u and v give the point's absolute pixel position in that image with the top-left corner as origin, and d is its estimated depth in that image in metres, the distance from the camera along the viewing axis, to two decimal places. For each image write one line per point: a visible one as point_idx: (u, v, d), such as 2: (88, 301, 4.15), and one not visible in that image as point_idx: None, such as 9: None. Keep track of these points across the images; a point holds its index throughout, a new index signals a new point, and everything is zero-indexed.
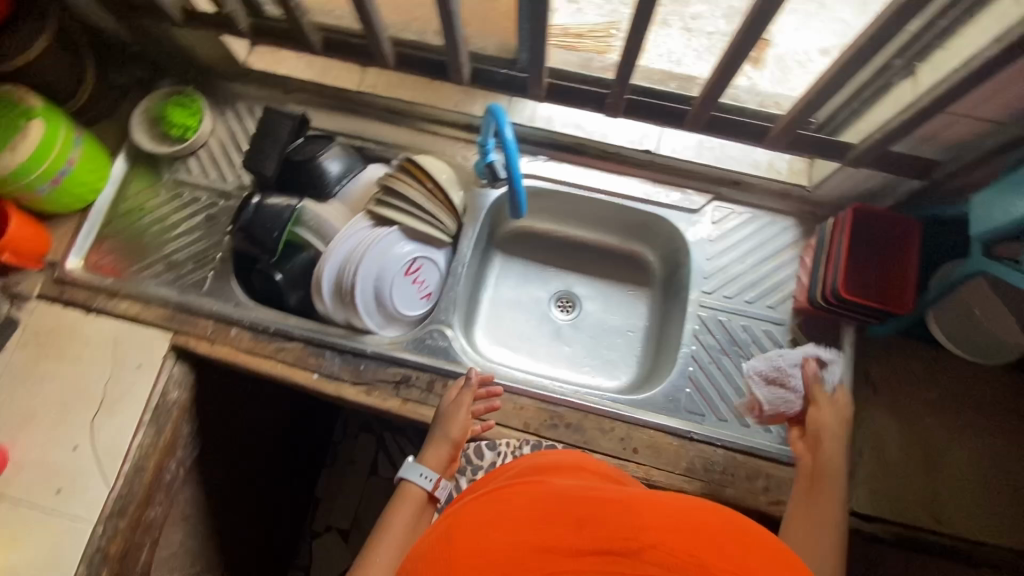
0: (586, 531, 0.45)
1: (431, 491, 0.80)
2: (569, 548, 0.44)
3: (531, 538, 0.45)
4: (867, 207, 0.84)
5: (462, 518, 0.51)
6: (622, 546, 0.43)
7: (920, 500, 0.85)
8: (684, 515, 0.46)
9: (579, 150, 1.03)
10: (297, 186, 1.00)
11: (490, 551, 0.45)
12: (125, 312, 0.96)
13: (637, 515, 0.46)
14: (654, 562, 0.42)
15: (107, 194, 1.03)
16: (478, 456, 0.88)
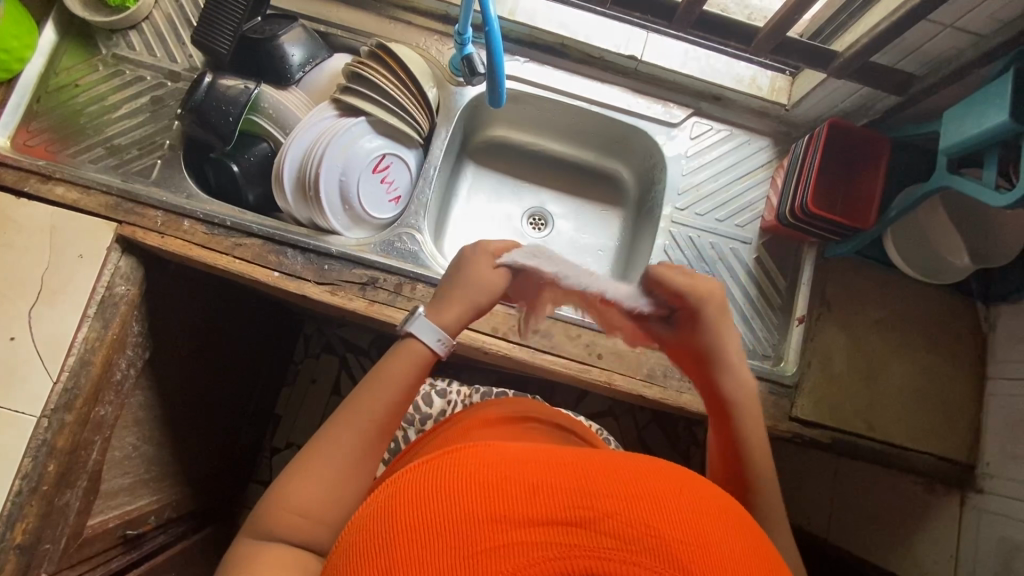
0: (536, 496, 0.39)
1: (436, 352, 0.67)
2: (518, 519, 0.38)
3: (475, 507, 0.39)
4: (843, 122, 0.84)
5: (394, 489, 0.44)
6: (577, 515, 0.38)
7: (857, 409, 0.92)
8: (645, 481, 0.42)
9: (560, 53, 0.99)
10: (256, 67, 0.92)
11: (432, 521, 0.39)
12: (61, 197, 0.88)
13: (590, 477, 0.41)
14: (610, 534, 0.37)
15: (36, 67, 0.92)
16: (428, 404, 0.97)
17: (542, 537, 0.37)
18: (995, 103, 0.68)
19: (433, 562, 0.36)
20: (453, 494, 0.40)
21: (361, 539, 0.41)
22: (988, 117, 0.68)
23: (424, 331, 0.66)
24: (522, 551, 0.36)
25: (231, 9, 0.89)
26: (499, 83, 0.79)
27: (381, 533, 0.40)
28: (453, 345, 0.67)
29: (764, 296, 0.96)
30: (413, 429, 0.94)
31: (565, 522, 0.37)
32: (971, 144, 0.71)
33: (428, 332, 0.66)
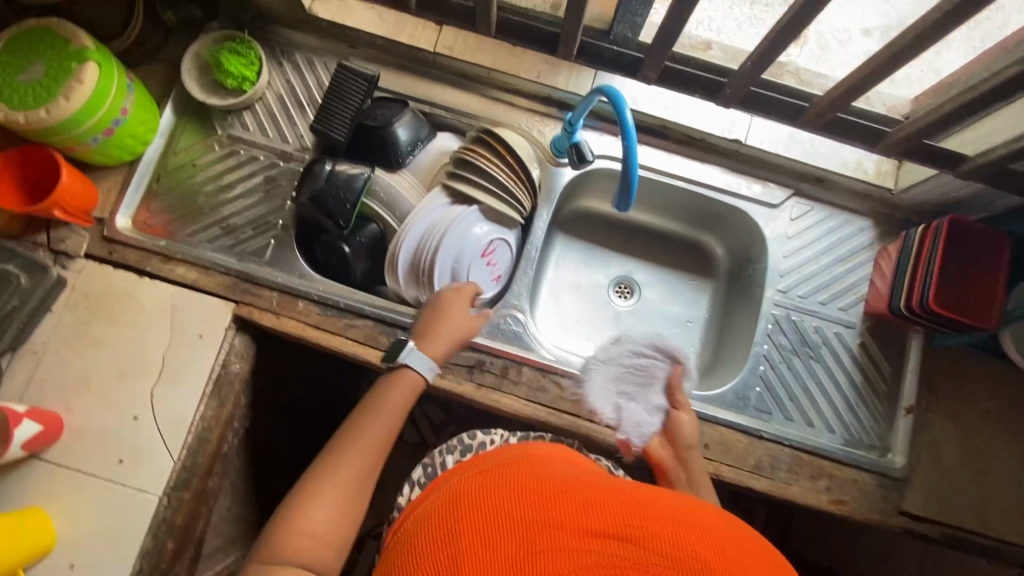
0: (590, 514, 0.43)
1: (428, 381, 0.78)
2: (574, 528, 0.41)
3: (535, 516, 0.43)
4: (963, 219, 0.84)
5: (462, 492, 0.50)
6: (627, 532, 0.41)
7: (967, 504, 0.90)
8: (692, 517, 0.45)
9: (661, 134, 0.99)
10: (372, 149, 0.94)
11: (495, 522, 0.43)
12: (182, 277, 0.91)
13: (641, 508, 0.45)
14: (659, 555, 0.40)
15: (156, 148, 0.96)
16: (471, 436, 0.90)
17: (594, 546, 0.40)
18: None
19: (493, 558, 0.40)
20: (515, 505, 0.45)
21: (425, 538, 0.46)
22: None
23: (418, 362, 0.77)
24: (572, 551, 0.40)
25: (349, 97, 0.92)
26: (628, 186, 0.80)
27: (450, 530, 0.45)
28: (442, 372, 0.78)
29: (870, 383, 0.94)
30: (453, 457, 0.88)
31: (616, 537, 0.41)
32: None
33: (420, 360, 0.78)
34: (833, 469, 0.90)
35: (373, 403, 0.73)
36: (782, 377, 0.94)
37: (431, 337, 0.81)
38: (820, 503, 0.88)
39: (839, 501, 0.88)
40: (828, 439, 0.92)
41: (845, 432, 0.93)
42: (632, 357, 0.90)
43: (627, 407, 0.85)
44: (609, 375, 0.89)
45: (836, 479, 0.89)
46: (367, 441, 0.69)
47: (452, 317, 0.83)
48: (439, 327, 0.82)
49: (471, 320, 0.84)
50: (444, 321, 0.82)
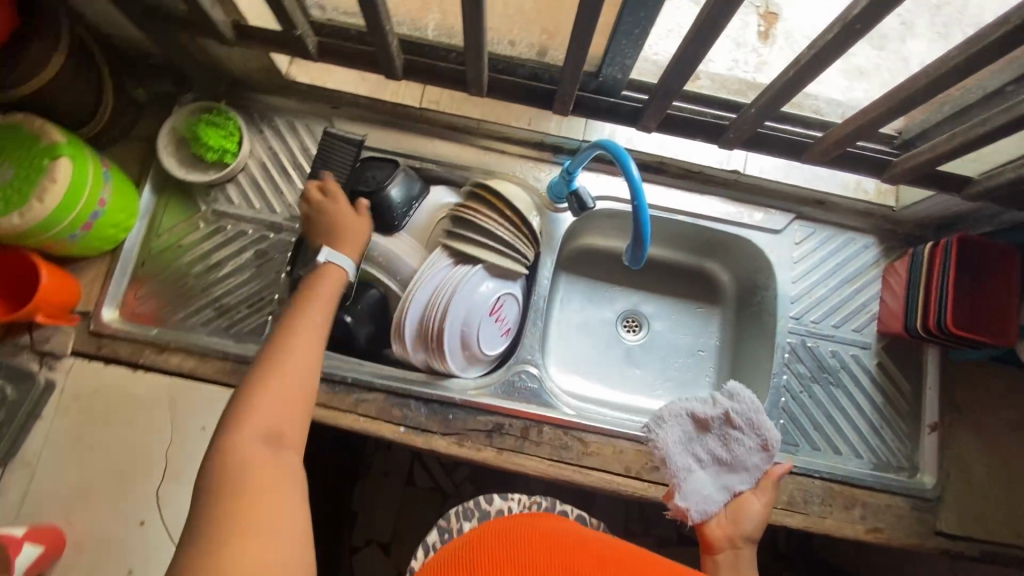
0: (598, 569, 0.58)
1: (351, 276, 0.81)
2: None
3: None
4: (972, 237, 0.83)
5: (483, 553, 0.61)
6: None
7: (1002, 518, 0.89)
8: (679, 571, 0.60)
9: (658, 169, 0.97)
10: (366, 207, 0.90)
11: None
12: (178, 367, 0.86)
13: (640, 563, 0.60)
14: None
15: (138, 232, 0.91)
16: (488, 501, 0.82)
17: None
18: None
19: None
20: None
21: None
22: None
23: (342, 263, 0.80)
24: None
25: (336, 161, 0.90)
26: (640, 237, 0.78)
27: None
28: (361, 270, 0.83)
29: (891, 404, 0.94)
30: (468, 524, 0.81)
31: None
32: None
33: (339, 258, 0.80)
34: (865, 497, 0.89)
35: (301, 299, 0.74)
36: (804, 407, 0.93)
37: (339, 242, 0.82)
38: (857, 534, 0.87)
39: (875, 530, 0.87)
40: (857, 465, 0.91)
41: (872, 456, 0.92)
42: (722, 425, 0.83)
43: (695, 474, 0.81)
44: (688, 434, 0.83)
45: (870, 507, 0.88)
46: (302, 330, 0.70)
47: (332, 211, 0.83)
48: (328, 227, 0.83)
49: (360, 215, 0.85)
50: (332, 224, 0.82)
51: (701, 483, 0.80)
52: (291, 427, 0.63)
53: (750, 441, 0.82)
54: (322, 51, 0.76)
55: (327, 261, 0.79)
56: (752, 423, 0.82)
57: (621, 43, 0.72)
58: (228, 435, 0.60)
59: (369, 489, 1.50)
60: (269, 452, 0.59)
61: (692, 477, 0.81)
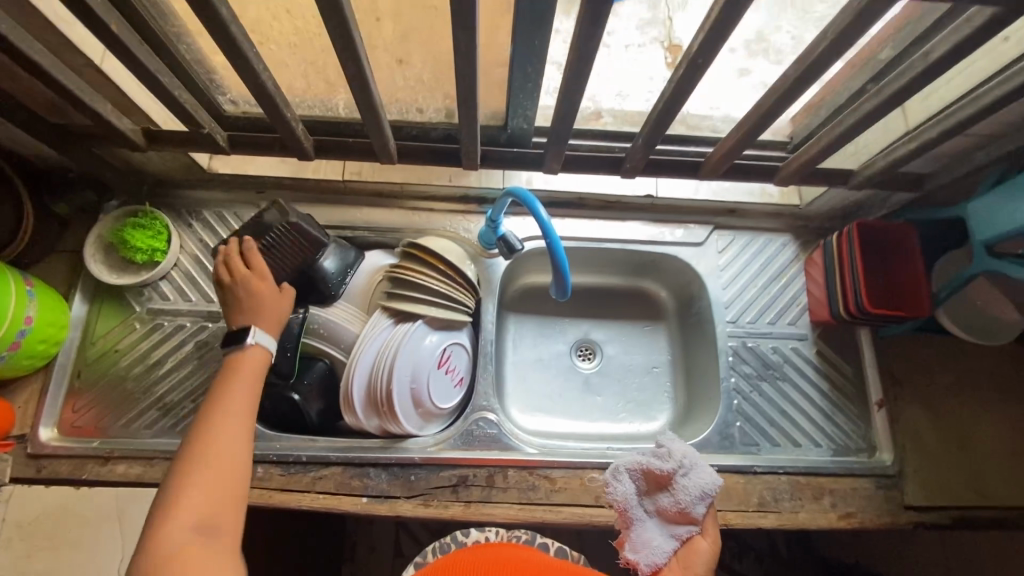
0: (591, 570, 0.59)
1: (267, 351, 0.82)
2: None
3: None
4: (869, 221, 0.90)
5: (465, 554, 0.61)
6: None
7: (964, 481, 0.91)
8: None
9: (579, 204, 1.02)
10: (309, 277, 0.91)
11: None
12: (125, 475, 0.84)
13: None
14: None
15: (72, 344, 0.90)
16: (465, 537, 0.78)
17: None
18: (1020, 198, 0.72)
19: None
20: None
21: None
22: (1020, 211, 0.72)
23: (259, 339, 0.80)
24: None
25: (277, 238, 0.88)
26: (561, 273, 0.82)
27: None
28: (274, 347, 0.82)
29: (838, 388, 0.97)
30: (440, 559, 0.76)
31: None
32: (1008, 234, 0.74)
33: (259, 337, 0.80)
34: (831, 484, 0.90)
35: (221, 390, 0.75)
36: (757, 406, 0.96)
37: (255, 319, 0.82)
38: (831, 523, 0.88)
39: (847, 515, 0.88)
40: (817, 454, 0.93)
41: (831, 443, 0.94)
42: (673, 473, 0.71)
43: (646, 527, 0.70)
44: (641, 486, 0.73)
45: (837, 493, 0.90)
46: (225, 415, 0.71)
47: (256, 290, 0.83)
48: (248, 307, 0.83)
49: (285, 296, 0.86)
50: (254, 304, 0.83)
51: (650, 535, 0.69)
52: (223, 519, 0.64)
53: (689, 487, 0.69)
54: (235, 144, 0.80)
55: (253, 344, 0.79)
56: (694, 465, 0.71)
57: (519, 98, 0.79)
58: (145, 546, 0.59)
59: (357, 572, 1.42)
60: (200, 549, 0.59)
61: (641, 529, 0.70)
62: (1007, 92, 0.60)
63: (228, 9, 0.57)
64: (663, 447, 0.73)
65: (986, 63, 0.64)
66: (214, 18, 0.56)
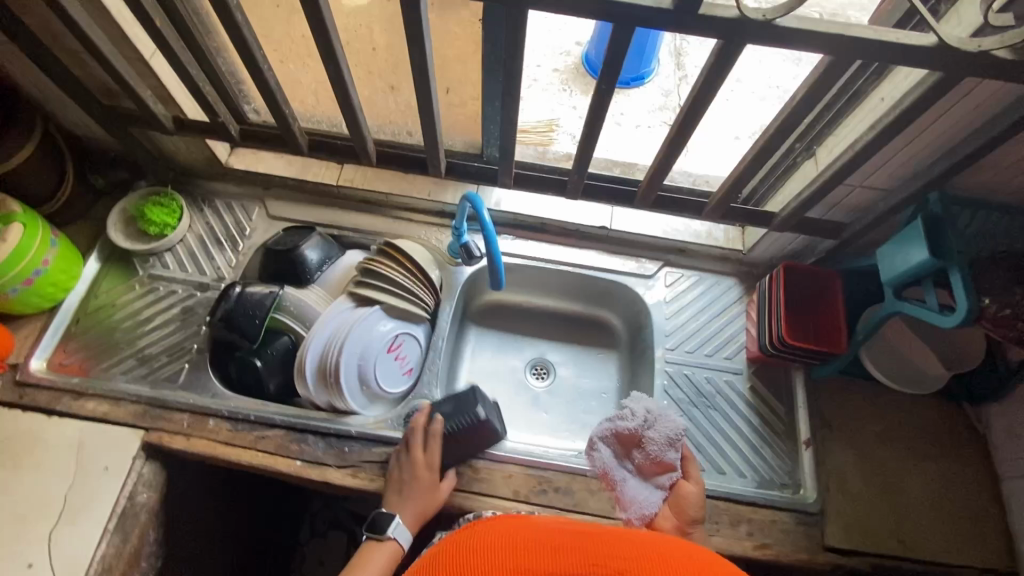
0: (581, 530, 0.50)
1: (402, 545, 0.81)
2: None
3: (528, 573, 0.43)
4: (796, 264, 0.98)
5: (443, 550, 0.49)
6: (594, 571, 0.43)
7: (887, 529, 0.91)
8: (644, 547, 0.46)
9: (541, 228, 1.14)
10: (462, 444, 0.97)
11: None
12: (92, 411, 0.92)
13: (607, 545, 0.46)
14: None
15: (77, 295, 1.02)
16: None
17: None
18: (913, 242, 0.80)
19: None
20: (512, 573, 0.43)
21: None
22: (912, 254, 0.79)
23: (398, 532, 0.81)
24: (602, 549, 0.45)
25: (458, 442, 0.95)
26: (496, 268, 0.92)
27: None
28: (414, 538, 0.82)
29: (767, 424, 1.00)
30: None
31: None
32: (906, 276, 0.81)
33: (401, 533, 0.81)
34: (750, 513, 0.92)
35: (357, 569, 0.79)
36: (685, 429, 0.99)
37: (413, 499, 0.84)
38: (745, 551, 0.89)
39: (762, 545, 0.89)
40: (741, 484, 0.95)
41: (755, 475, 0.96)
42: (641, 430, 0.84)
43: (630, 482, 0.84)
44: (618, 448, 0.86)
45: (755, 523, 0.91)
46: None
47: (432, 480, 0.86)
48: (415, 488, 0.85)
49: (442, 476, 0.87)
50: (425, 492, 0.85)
51: (639, 488, 0.82)
52: None
53: (658, 440, 0.83)
54: (245, 136, 0.96)
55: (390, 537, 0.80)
56: (654, 416, 0.84)
57: (488, 126, 0.90)
58: None
59: None
60: None
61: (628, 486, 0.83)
62: (874, 138, 0.71)
63: (243, 19, 0.73)
64: (627, 409, 0.87)
65: (865, 118, 0.76)
66: (232, 23, 0.73)
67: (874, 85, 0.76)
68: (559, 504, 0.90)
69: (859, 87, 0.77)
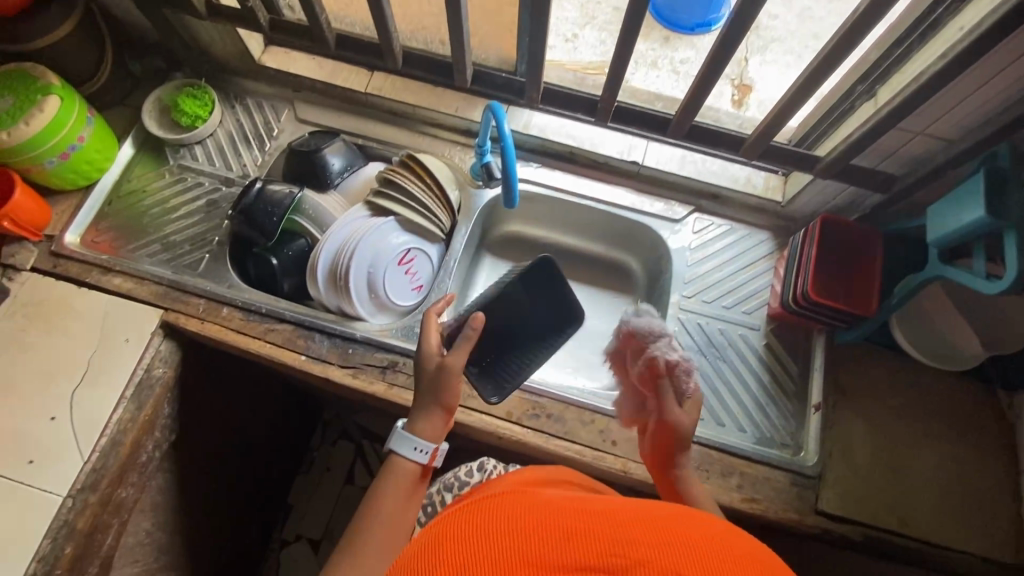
0: (591, 502, 0.47)
1: (426, 463, 0.73)
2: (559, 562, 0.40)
3: (525, 549, 0.41)
4: (836, 217, 0.90)
5: (447, 529, 0.45)
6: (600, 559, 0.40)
7: (886, 503, 0.88)
8: (651, 521, 0.43)
9: (569, 159, 1.10)
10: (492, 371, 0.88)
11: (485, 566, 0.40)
12: (118, 287, 0.97)
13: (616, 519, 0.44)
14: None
15: (111, 177, 1.06)
16: (466, 474, 0.90)
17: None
18: (970, 200, 0.73)
19: None
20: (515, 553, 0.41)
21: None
22: (966, 212, 0.72)
23: (406, 447, 0.72)
24: (616, 528, 0.42)
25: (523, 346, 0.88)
26: (512, 185, 0.89)
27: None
28: (435, 452, 0.73)
29: (778, 383, 0.96)
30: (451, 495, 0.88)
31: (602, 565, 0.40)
32: (955, 237, 0.75)
33: (405, 443, 0.72)
34: (744, 467, 0.90)
35: (378, 494, 0.70)
36: None
37: (426, 404, 0.75)
38: (732, 502, 0.87)
39: (751, 499, 0.87)
40: (739, 437, 0.92)
41: (756, 431, 0.93)
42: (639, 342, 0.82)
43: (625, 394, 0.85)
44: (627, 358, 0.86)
45: (748, 477, 0.89)
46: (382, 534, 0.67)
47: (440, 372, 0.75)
48: (427, 391, 0.76)
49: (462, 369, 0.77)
50: (434, 387, 0.75)
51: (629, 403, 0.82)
52: None
53: (662, 353, 0.79)
54: (275, 27, 0.94)
55: (403, 456, 0.72)
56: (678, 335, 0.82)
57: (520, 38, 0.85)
58: None
59: (306, 483, 1.48)
60: None
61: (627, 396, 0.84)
62: None
63: None
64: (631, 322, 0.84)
65: (937, 50, 0.68)
66: None
67: (955, 14, 0.67)
68: (550, 430, 0.90)
69: (939, 14, 0.68)
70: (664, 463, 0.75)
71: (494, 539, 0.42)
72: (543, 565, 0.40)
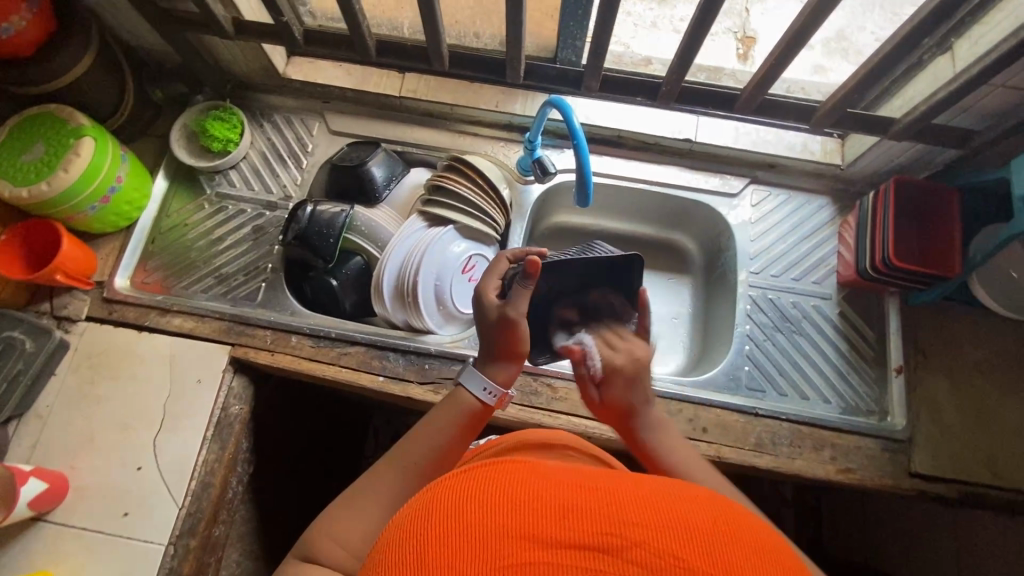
0: (587, 472, 0.38)
1: (492, 404, 0.66)
2: (547, 539, 0.31)
3: (511, 523, 0.32)
4: (907, 179, 0.89)
5: (430, 498, 0.36)
6: (601, 540, 0.31)
7: (978, 458, 0.88)
8: (665, 496, 0.35)
9: (617, 143, 1.06)
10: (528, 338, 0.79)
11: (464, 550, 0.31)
12: (180, 327, 0.94)
13: (615, 490, 0.35)
14: (641, 562, 0.31)
15: (149, 213, 1.02)
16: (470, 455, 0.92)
17: (575, 562, 0.31)
18: None
19: None
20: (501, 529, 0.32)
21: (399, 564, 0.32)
22: None
23: (473, 380, 0.66)
24: (621, 505, 0.33)
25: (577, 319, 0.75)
26: (585, 183, 0.87)
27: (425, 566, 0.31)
28: (503, 395, 0.66)
29: (856, 350, 0.96)
30: None
31: (597, 548, 0.31)
32: None
33: (474, 379, 0.65)
34: (835, 438, 0.89)
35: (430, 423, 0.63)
36: (769, 354, 0.96)
37: (488, 347, 0.67)
38: (829, 474, 0.87)
39: (848, 469, 0.87)
40: (825, 410, 0.92)
41: (841, 400, 0.93)
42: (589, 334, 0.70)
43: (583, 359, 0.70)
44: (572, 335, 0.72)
45: (840, 448, 0.89)
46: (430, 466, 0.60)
47: (503, 319, 0.65)
48: (487, 336, 0.68)
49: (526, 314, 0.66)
50: (496, 335, 0.66)
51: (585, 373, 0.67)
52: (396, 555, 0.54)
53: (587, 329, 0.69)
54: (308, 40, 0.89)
55: (477, 393, 0.65)
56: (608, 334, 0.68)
57: (569, 26, 0.81)
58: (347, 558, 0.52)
59: None
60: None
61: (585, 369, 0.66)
62: None
63: None
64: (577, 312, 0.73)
65: None
66: None
67: None
68: None
69: None
70: (625, 422, 0.66)
71: (482, 506, 0.33)
72: (528, 541, 0.31)
